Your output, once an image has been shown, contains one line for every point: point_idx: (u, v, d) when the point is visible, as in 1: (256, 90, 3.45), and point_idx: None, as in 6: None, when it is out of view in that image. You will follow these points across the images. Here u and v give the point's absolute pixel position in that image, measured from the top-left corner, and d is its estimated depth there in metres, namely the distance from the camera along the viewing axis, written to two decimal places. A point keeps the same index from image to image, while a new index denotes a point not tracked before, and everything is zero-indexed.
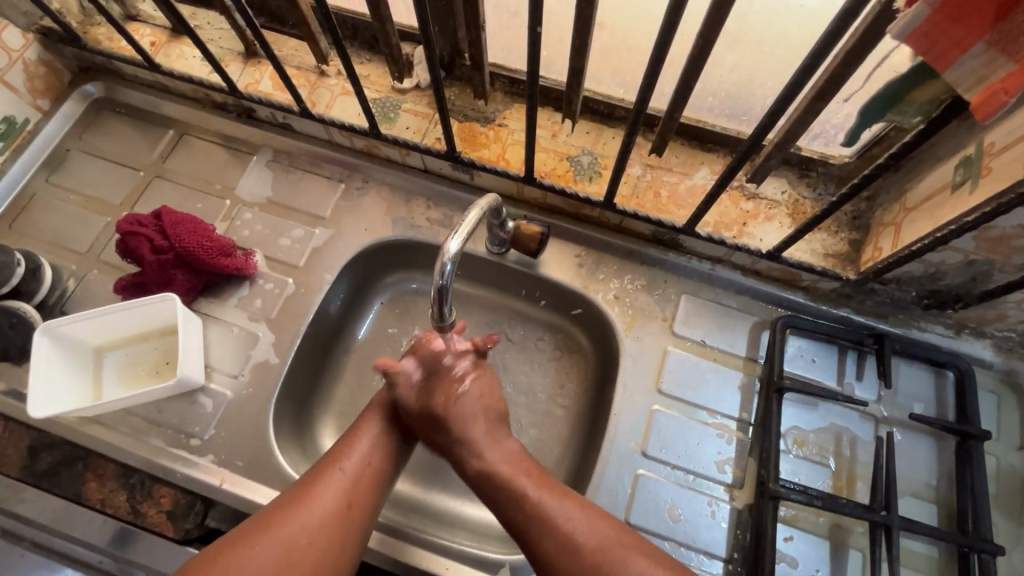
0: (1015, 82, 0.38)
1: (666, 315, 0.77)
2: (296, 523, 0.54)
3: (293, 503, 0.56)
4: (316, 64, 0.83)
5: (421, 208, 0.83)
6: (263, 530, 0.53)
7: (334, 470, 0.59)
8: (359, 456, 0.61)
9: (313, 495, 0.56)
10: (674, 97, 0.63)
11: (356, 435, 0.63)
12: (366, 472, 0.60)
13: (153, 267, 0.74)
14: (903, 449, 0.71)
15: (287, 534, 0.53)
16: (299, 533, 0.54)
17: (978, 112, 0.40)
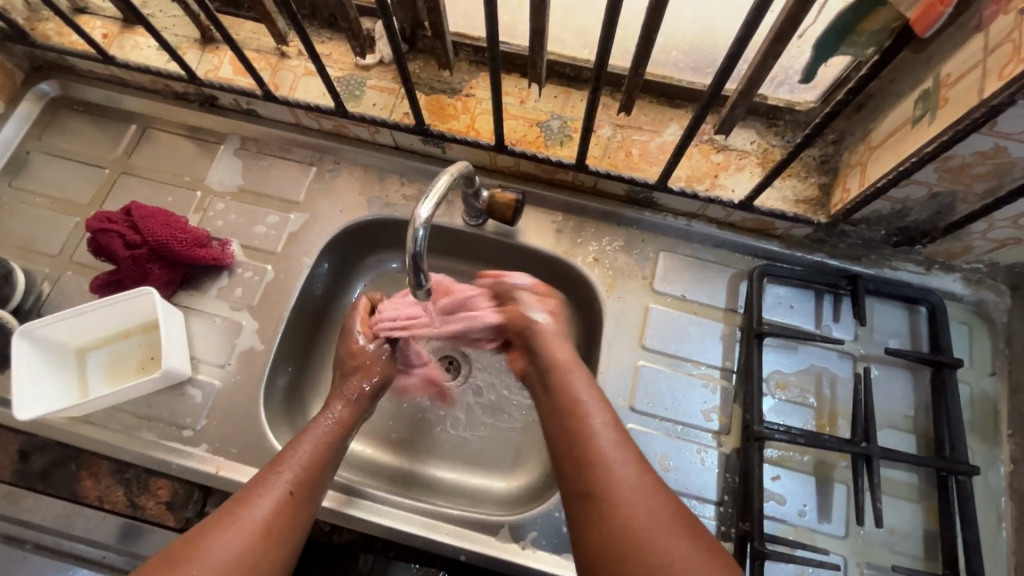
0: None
1: (646, 273, 0.78)
2: (230, 539, 0.51)
3: (227, 517, 0.53)
4: (276, 46, 0.81)
5: (395, 185, 0.82)
6: (198, 546, 0.50)
7: (269, 481, 0.57)
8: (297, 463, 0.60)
9: (257, 496, 0.56)
10: (637, 52, 0.63)
11: (291, 442, 0.62)
12: (305, 479, 0.59)
13: (128, 263, 0.74)
14: (881, 384, 0.73)
15: (225, 549, 0.51)
16: (232, 549, 0.51)
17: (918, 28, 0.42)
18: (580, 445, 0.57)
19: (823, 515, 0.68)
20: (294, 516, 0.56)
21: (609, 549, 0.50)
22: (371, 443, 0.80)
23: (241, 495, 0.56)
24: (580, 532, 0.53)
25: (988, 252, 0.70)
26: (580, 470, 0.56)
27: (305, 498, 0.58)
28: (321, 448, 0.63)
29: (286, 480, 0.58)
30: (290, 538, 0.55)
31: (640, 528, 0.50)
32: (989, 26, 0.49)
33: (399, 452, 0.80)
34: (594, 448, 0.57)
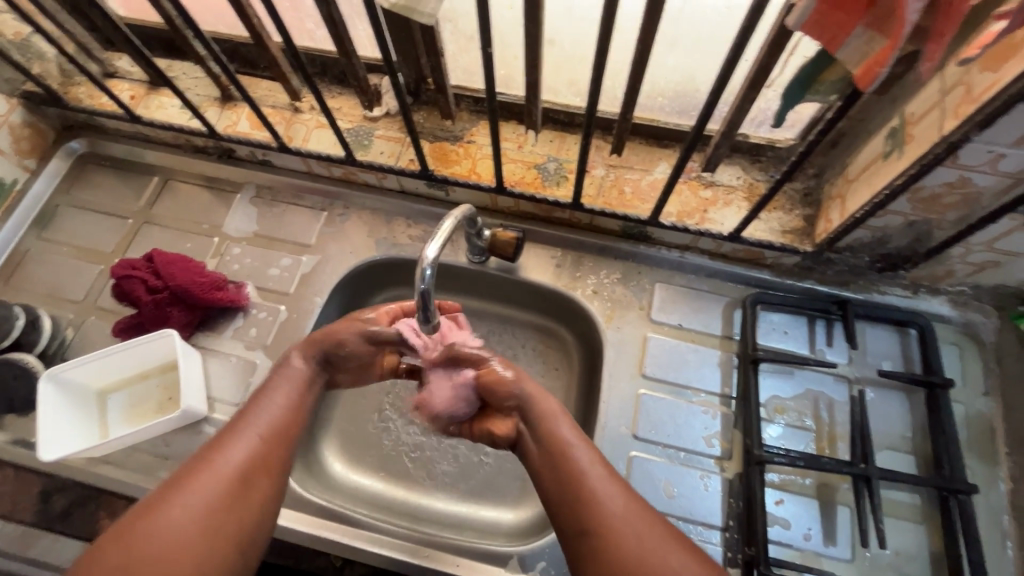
0: (887, 54, 0.38)
1: (643, 304, 0.81)
2: (207, 486, 0.51)
3: (202, 465, 0.52)
4: (289, 102, 0.87)
5: (402, 227, 0.87)
6: (165, 502, 0.49)
7: (247, 435, 0.56)
8: (263, 418, 0.58)
9: (221, 452, 0.54)
10: (625, 101, 0.68)
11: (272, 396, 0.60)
12: (279, 428, 0.58)
13: (150, 306, 0.77)
14: (877, 407, 0.75)
15: (191, 503, 0.49)
16: (214, 495, 0.50)
17: (861, 84, 0.40)
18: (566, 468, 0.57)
19: (828, 538, 0.69)
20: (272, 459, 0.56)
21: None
22: (382, 477, 0.82)
23: (216, 449, 0.54)
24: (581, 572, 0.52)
25: (970, 275, 0.73)
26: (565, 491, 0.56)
27: (279, 444, 0.57)
28: (294, 397, 0.61)
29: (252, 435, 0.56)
30: (273, 476, 0.55)
31: (631, 556, 0.50)
32: (942, 71, 0.54)
33: (408, 485, 0.81)
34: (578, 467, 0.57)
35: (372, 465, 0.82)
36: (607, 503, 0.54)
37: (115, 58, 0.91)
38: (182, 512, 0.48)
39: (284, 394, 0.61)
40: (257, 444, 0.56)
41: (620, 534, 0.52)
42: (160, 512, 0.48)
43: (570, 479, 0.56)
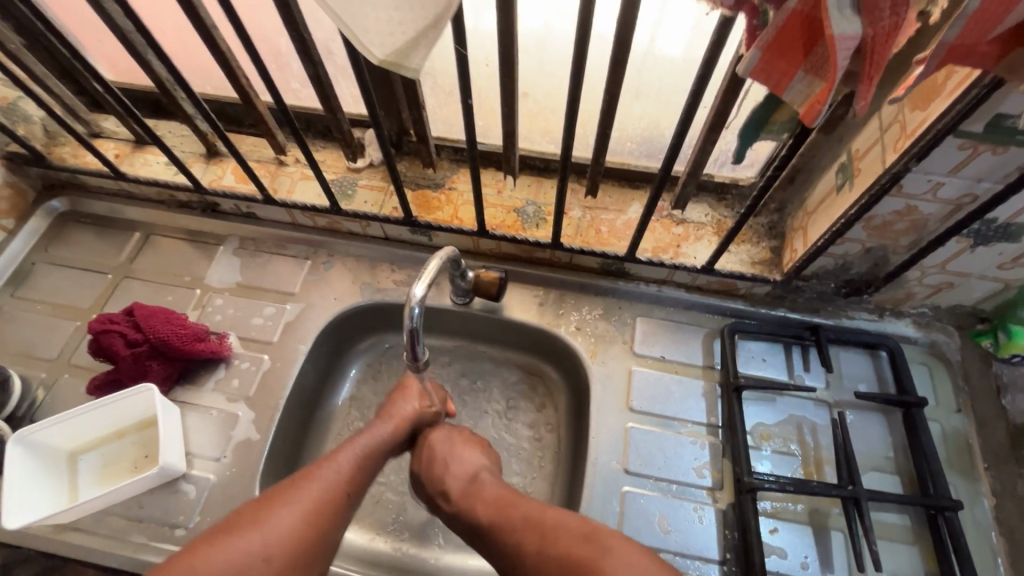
0: (826, 94, 0.41)
1: (626, 338, 0.83)
2: (285, 518, 0.52)
3: (276, 500, 0.54)
4: (275, 156, 0.90)
5: (386, 273, 0.88)
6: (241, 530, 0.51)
7: (322, 468, 0.58)
8: (343, 461, 0.59)
9: (298, 490, 0.55)
10: (597, 147, 0.73)
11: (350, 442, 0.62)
12: (355, 474, 0.59)
13: (128, 361, 0.76)
14: (858, 428, 0.76)
15: (270, 534, 0.51)
16: (290, 526, 0.52)
17: (807, 120, 0.44)
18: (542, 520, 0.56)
19: (825, 566, 0.68)
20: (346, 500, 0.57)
21: None
22: (369, 530, 0.79)
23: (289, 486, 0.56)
24: None
25: (929, 297, 0.77)
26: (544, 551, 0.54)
27: (353, 491, 0.58)
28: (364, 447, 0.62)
29: (330, 477, 0.57)
30: (341, 511, 0.56)
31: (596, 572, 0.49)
32: (880, 112, 0.60)
33: (397, 537, 0.78)
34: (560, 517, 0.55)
35: (359, 517, 0.79)
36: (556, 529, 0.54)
37: (102, 119, 0.93)
38: (257, 541, 0.51)
39: (364, 445, 0.62)
40: (340, 487, 0.57)
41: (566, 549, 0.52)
42: (226, 541, 0.50)
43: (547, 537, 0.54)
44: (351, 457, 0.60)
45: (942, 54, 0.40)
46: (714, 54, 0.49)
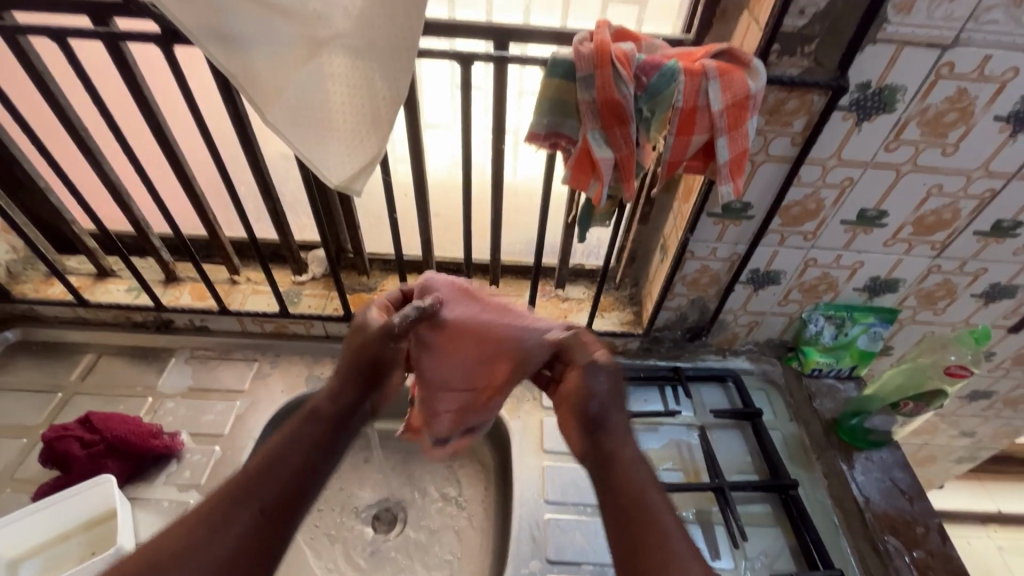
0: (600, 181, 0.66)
1: (536, 395, 1.01)
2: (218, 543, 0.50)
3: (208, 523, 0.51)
4: (228, 276, 1.07)
5: (328, 365, 1.03)
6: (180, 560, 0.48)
7: (256, 468, 0.55)
8: (287, 446, 0.57)
9: (237, 497, 0.53)
10: (493, 246, 0.98)
11: (292, 425, 0.59)
12: (297, 460, 0.56)
13: (83, 461, 0.82)
14: (721, 442, 0.97)
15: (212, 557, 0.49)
16: (234, 544, 0.50)
17: (597, 203, 0.68)
18: (639, 514, 0.55)
19: (714, 553, 0.83)
20: (311, 483, 0.56)
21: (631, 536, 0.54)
22: None
23: (235, 485, 0.53)
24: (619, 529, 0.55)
25: (748, 335, 1.05)
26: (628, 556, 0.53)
27: (309, 477, 0.56)
28: (313, 427, 0.59)
29: (267, 479, 0.54)
30: (295, 491, 0.55)
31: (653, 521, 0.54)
32: (670, 206, 0.91)
33: None
34: (643, 500, 0.56)
35: None
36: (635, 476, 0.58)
37: (66, 258, 1.07)
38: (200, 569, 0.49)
39: (305, 418, 0.60)
40: (284, 482, 0.55)
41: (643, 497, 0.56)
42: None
43: (633, 525, 0.54)
44: (299, 440, 0.57)
45: (667, 166, 0.68)
46: (550, 174, 0.78)
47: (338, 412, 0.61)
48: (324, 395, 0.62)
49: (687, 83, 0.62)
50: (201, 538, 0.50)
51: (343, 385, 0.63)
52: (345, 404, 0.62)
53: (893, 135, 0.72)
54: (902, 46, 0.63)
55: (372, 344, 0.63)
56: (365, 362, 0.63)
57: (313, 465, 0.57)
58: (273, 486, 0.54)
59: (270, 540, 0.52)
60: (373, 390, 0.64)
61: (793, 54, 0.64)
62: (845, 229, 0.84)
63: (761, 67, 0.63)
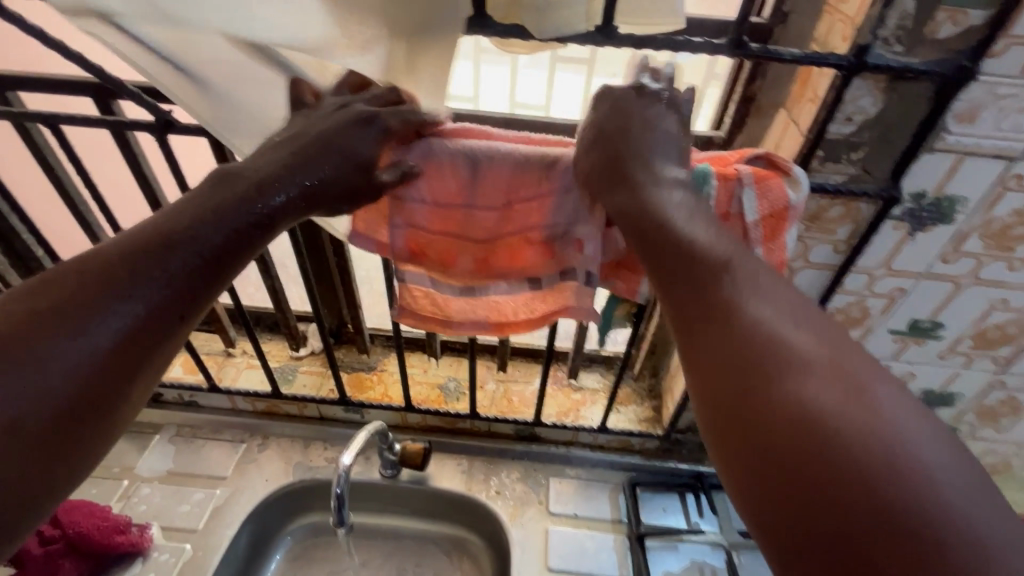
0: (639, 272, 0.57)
1: (541, 498, 0.92)
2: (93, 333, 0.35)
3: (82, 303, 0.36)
4: (224, 348, 1.02)
5: (318, 451, 0.95)
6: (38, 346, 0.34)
7: (153, 243, 0.39)
8: (197, 231, 0.40)
9: (121, 281, 0.37)
10: (501, 332, 0.90)
11: (198, 202, 0.42)
12: (210, 252, 0.41)
13: (39, 560, 0.77)
14: (749, 569, 0.85)
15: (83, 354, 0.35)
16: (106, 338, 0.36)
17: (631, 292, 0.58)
18: (802, 413, 0.32)
19: None
20: (222, 276, 0.42)
21: (763, 420, 0.33)
22: None
23: (116, 262, 0.38)
24: (727, 399, 0.35)
25: None
26: (794, 486, 0.31)
27: (213, 262, 0.41)
28: (226, 211, 0.42)
29: (169, 263, 0.39)
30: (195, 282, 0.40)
31: (808, 402, 0.33)
32: None
33: None
34: (766, 348, 0.36)
35: None
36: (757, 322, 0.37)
37: None
38: (64, 363, 0.34)
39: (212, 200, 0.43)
40: (178, 270, 0.39)
41: (788, 359, 0.35)
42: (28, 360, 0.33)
43: (752, 385, 0.35)
44: (209, 223, 0.41)
45: None
46: None
47: (253, 208, 0.43)
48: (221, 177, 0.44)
49: (720, 188, 0.56)
50: (53, 335, 0.34)
51: (247, 173, 0.45)
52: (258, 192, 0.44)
53: (952, 247, 0.64)
54: (963, 157, 0.56)
55: (329, 159, 0.47)
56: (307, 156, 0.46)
57: (203, 271, 0.40)
58: (140, 293, 0.37)
59: (130, 367, 0.37)
60: (327, 189, 0.47)
61: (838, 161, 0.58)
62: (894, 339, 0.75)
63: (802, 175, 0.56)
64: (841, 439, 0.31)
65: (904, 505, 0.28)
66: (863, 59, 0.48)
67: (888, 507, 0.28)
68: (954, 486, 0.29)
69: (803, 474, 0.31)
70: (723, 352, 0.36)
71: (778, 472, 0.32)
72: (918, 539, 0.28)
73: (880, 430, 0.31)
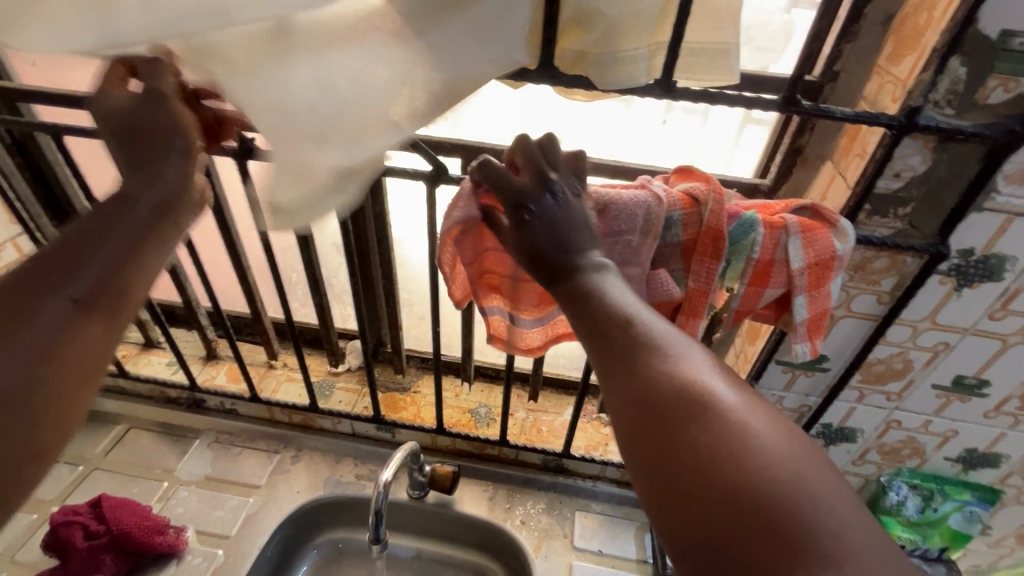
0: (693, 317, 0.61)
1: (566, 532, 0.91)
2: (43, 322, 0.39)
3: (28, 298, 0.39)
4: (266, 359, 1.06)
5: (349, 466, 0.97)
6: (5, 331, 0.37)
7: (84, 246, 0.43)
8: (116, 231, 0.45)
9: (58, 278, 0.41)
10: (535, 362, 0.92)
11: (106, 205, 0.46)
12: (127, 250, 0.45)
13: (83, 554, 0.79)
14: None
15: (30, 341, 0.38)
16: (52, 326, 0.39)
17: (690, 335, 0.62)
18: (683, 392, 0.37)
19: None
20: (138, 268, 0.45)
21: (655, 430, 0.37)
22: None
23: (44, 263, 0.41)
24: (626, 416, 0.39)
25: None
26: (676, 467, 0.35)
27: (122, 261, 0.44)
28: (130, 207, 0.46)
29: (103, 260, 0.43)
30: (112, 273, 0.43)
31: (692, 414, 0.36)
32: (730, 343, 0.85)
33: None
34: (657, 370, 0.39)
35: None
36: (652, 346, 0.41)
37: None
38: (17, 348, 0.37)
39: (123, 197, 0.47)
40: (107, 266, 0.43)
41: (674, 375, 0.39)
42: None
43: (650, 404, 0.38)
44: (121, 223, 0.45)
45: (735, 315, 0.62)
46: None
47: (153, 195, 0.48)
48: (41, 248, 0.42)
49: (766, 236, 0.57)
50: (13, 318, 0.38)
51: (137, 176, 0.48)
52: (113, 250, 0.44)
53: (1000, 304, 0.64)
54: (1013, 217, 0.57)
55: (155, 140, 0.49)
56: (139, 204, 0.47)
57: (109, 282, 0.43)
58: (80, 286, 0.41)
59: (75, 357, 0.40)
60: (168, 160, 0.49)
61: (885, 216, 0.59)
62: (937, 394, 0.74)
63: (849, 228, 0.58)
64: (716, 424, 0.36)
65: (762, 507, 0.32)
66: (914, 119, 0.50)
67: (747, 508, 0.33)
68: (810, 464, 0.35)
69: (680, 442, 0.36)
70: (622, 355, 0.41)
71: (670, 474, 0.35)
72: (779, 517, 0.32)
73: (755, 422, 0.36)
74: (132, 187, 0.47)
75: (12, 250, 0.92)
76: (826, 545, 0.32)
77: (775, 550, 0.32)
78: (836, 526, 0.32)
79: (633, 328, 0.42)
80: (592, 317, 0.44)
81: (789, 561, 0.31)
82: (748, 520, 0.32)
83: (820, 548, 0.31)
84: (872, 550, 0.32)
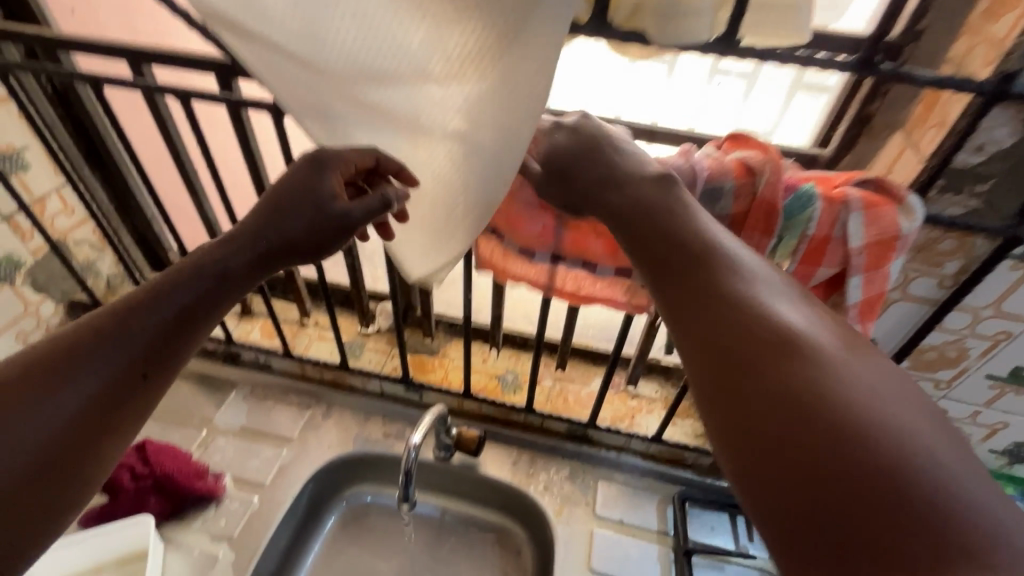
0: None
1: (588, 500, 0.92)
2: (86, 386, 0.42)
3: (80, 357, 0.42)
4: (299, 317, 1.08)
5: (377, 425, 0.98)
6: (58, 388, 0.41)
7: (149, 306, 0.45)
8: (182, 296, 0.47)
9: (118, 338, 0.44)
10: (565, 332, 0.90)
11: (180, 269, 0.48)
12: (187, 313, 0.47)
13: (130, 493, 0.85)
14: None
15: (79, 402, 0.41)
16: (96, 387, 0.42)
17: None
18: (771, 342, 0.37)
19: None
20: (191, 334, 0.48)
21: (738, 382, 0.37)
22: None
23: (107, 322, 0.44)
24: (707, 368, 0.39)
25: None
26: (761, 415, 0.35)
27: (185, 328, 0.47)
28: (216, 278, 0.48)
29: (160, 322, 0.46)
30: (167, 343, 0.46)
31: (777, 366, 0.36)
32: None
33: None
34: (740, 319, 0.39)
35: None
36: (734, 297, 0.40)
37: None
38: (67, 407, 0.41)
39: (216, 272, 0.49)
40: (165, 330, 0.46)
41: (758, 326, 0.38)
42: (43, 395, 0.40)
43: (732, 354, 0.38)
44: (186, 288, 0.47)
45: None
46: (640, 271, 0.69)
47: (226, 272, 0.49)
48: (104, 314, 0.44)
49: (825, 211, 0.53)
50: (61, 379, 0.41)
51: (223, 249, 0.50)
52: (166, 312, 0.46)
53: None
54: None
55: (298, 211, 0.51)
56: (219, 272, 0.49)
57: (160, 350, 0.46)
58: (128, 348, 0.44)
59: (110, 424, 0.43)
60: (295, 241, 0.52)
61: (960, 193, 0.54)
62: (990, 385, 0.70)
63: (919, 206, 0.52)
64: (804, 374, 0.35)
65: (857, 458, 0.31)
66: (1010, 86, 0.45)
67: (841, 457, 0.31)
68: (916, 420, 0.33)
69: (772, 381, 0.35)
70: (703, 307, 0.41)
71: (754, 423, 0.35)
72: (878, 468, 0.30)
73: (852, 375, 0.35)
74: (212, 256, 0.49)
75: (57, 201, 0.93)
76: (942, 505, 0.29)
77: (875, 500, 0.30)
78: (944, 478, 0.30)
79: (714, 279, 0.41)
80: (668, 271, 0.44)
81: (892, 511, 0.29)
82: (841, 469, 0.31)
83: (926, 499, 0.29)
84: (992, 508, 0.29)
